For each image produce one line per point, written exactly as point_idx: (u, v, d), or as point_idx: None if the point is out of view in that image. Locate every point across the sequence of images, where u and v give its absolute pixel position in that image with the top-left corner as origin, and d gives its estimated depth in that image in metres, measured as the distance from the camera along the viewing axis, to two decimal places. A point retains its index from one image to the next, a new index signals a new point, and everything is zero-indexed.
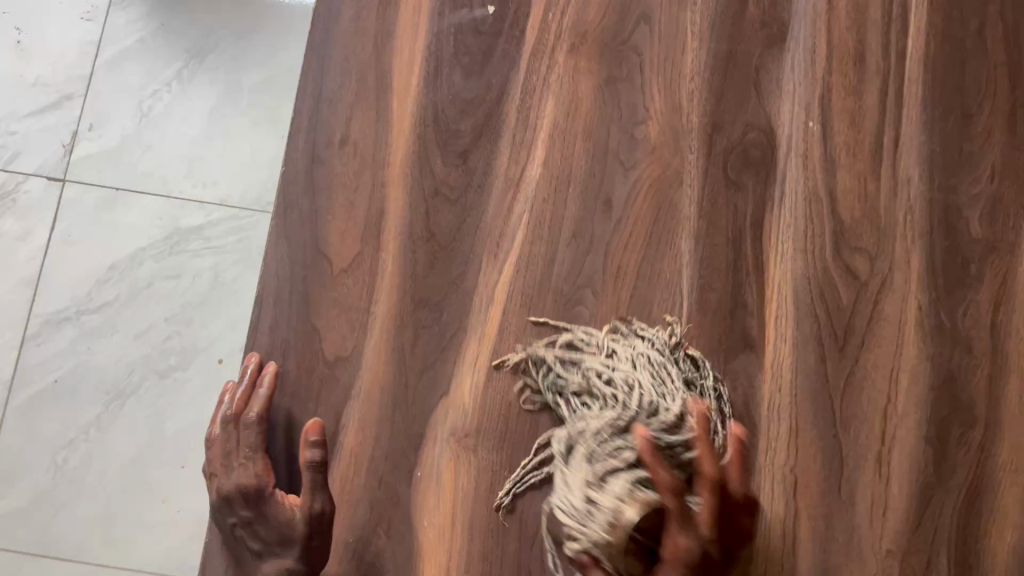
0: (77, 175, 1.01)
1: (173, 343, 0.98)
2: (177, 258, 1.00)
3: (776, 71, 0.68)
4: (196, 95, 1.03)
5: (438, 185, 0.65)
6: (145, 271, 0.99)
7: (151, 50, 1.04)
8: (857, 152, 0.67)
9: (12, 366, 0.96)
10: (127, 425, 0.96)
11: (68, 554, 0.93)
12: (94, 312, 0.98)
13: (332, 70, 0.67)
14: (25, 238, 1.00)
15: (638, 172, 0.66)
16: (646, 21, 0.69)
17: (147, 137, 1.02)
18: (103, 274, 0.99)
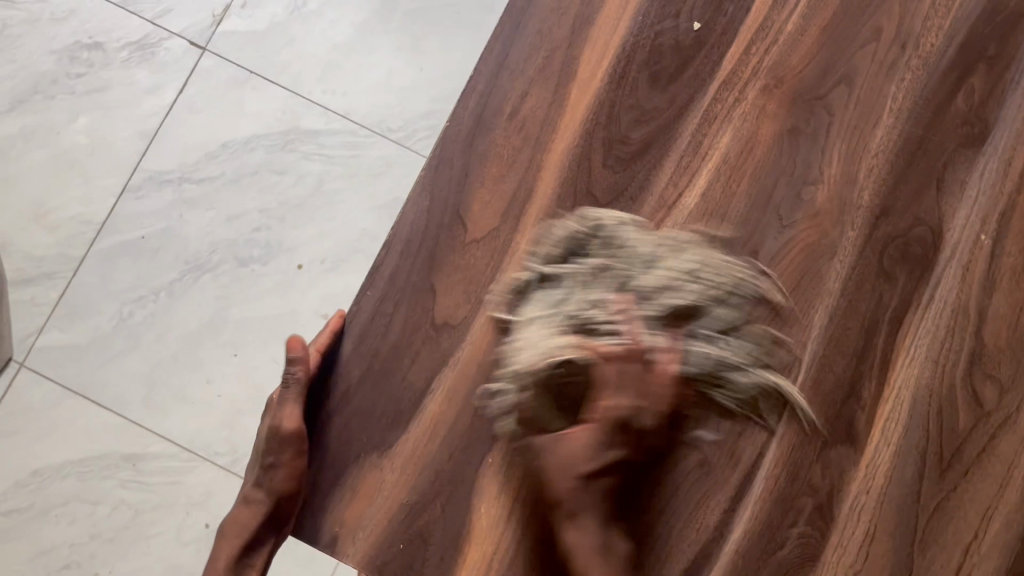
0: (219, 48, 1.03)
1: (259, 236, 0.99)
2: (286, 153, 1.01)
3: (963, 173, 0.65)
4: (350, 2, 1.04)
5: (592, 187, 0.64)
6: (255, 158, 1.01)
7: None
8: (1021, 279, 0.64)
9: (108, 212, 1.00)
10: (198, 300, 0.98)
11: (107, 403, 0.96)
12: (196, 183, 1.01)
13: (522, 40, 0.66)
14: (153, 92, 1.03)
15: (792, 232, 0.64)
16: (847, 82, 0.66)
17: (293, 31, 1.03)
18: (215, 149, 1.01)
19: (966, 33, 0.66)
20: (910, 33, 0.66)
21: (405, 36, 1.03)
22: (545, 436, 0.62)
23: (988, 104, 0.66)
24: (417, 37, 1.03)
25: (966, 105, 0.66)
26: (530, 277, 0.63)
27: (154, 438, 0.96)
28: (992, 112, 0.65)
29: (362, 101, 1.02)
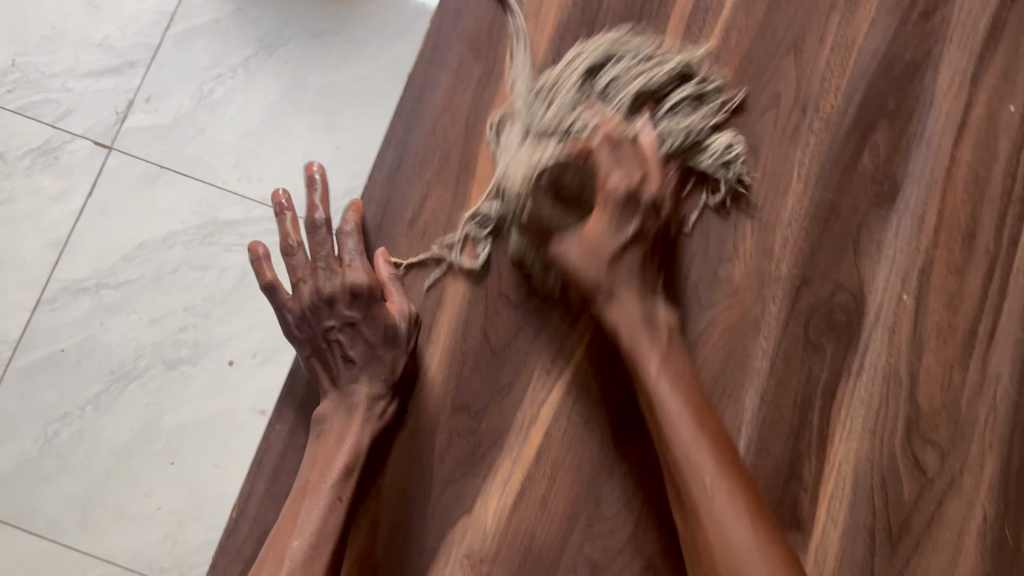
0: (124, 146, 0.94)
1: (186, 336, 0.91)
2: (209, 249, 0.92)
3: (878, 233, 0.63)
4: (258, 84, 0.95)
5: (504, 288, 0.62)
6: (175, 256, 0.92)
7: (249, 18, 0.95)
8: (948, 337, 0.62)
9: (25, 324, 0.92)
10: (127, 410, 0.90)
11: (41, 530, 0.89)
12: (115, 289, 0.92)
13: (415, 141, 0.63)
14: (60, 199, 0.94)
15: (713, 313, 0.62)
16: (751, 151, 0.64)
17: (202, 120, 0.94)
18: (131, 250, 0.93)
19: (864, 90, 0.65)
20: (809, 96, 0.65)
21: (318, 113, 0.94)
22: (479, 559, 0.59)
23: (894, 160, 0.65)
24: (330, 114, 0.94)
25: (873, 162, 0.64)
26: (448, 392, 0.61)
27: (94, 561, 0.88)
28: (899, 168, 0.64)
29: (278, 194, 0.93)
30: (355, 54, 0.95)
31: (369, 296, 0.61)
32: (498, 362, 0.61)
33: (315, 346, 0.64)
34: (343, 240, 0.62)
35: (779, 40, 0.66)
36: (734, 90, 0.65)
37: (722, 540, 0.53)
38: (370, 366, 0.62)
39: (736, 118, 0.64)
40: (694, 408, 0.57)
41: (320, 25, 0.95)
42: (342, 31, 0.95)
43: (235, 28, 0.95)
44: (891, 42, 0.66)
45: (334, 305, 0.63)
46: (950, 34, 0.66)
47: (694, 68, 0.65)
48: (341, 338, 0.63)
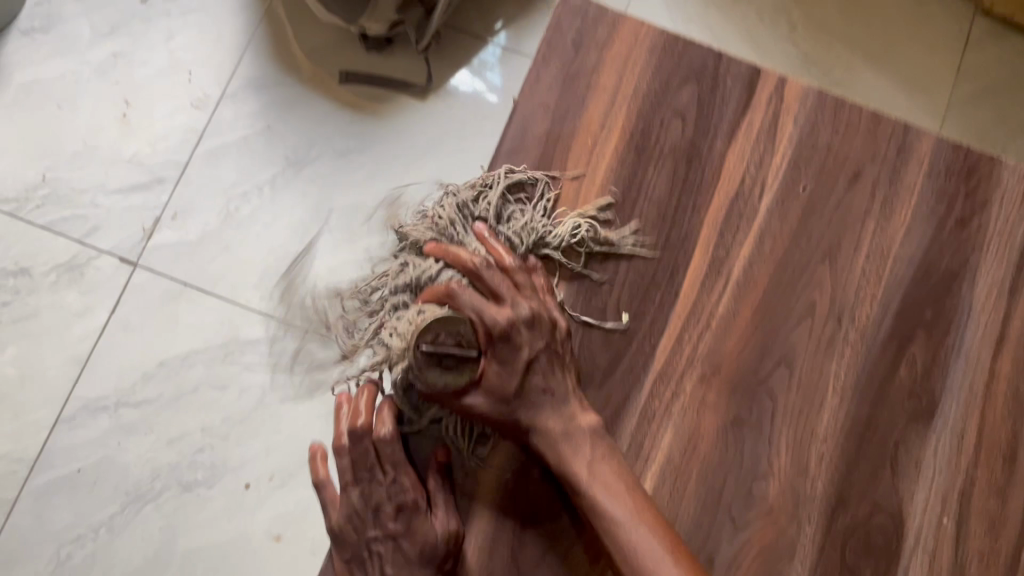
0: (149, 262, 1.12)
1: (202, 456, 1.07)
2: (228, 367, 1.09)
3: (916, 451, 0.62)
4: (284, 206, 1.13)
5: (532, 504, 0.61)
6: (197, 372, 1.09)
7: (278, 137, 1.15)
8: (990, 563, 0.60)
9: (40, 447, 1.08)
10: (141, 533, 1.06)
11: None
12: (133, 407, 1.08)
13: None
14: (83, 314, 1.11)
15: (747, 534, 0.60)
16: (786, 363, 0.63)
17: (227, 238, 1.12)
18: (152, 370, 1.09)
19: (900, 300, 0.64)
20: (844, 305, 0.64)
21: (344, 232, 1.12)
22: None
23: (931, 374, 0.63)
24: (355, 234, 1.12)
25: (911, 376, 0.63)
26: None
27: None
28: (937, 382, 0.63)
29: (292, 305, 1.10)
30: (372, 170, 1.14)
31: (412, 509, 0.60)
32: None
33: (357, 559, 0.61)
34: (386, 450, 0.61)
35: (813, 246, 0.65)
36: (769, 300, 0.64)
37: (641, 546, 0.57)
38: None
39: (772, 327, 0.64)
40: (594, 427, 0.61)
41: (346, 146, 1.15)
42: (366, 151, 1.15)
43: (264, 146, 1.14)
44: (928, 250, 0.65)
45: (379, 513, 0.60)
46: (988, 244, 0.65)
47: (728, 274, 0.64)
48: (382, 551, 0.60)
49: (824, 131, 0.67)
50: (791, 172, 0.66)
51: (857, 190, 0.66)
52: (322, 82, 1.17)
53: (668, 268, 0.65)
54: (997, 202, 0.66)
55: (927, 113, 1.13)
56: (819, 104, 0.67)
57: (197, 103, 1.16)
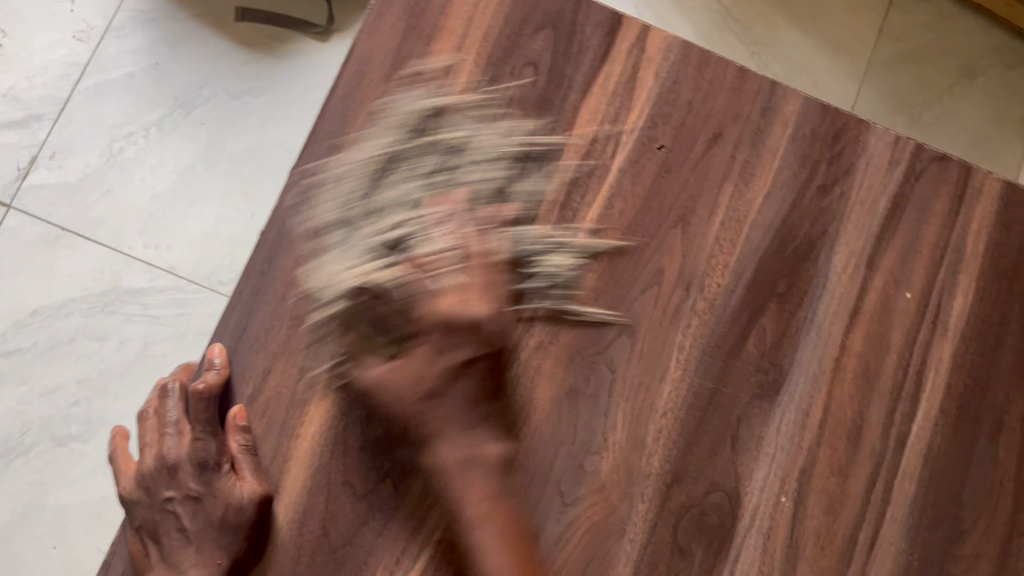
0: (23, 204, 1.02)
1: (78, 410, 0.98)
2: (109, 318, 1.00)
3: (759, 427, 0.59)
4: (172, 149, 1.04)
5: (349, 477, 0.56)
6: (74, 323, 1.00)
7: (168, 78, 1.06)
8: (825, 545, 0.58)
9: None
10: (10, 487, 0.96)
11: None
12: (4, 357, 0.98)
13: (263, 306, 0.58)
14: None
15: (576, 511, 0.57)
16: (629, 332, 0.60)
17: (109, 180, 1.03)
18: (26, 318, 0.99)
19: (753, 271, 0.61)
20: (694, 274, 0.61)
21: (232, 179, 1.04)
22: None
23: (781, 347, 0.60)
24: (245, 180, 1.04)
25: (759, 349, 0.60)
26: None
27: None
28: (786, 356, 0.60)
29: (184, 251, 1.02)
30: (262, 117, 1.06)
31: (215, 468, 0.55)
32: (336, 562, 0.55)
33: (148, 516, 0.56)
34: (197, 404, 0.56)
35: (665, 209, 0.62)
36: (625, 265, 0.61)
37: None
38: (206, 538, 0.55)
39: (620, 288, 0.60)
40: None
41: (239, 89, 1.06)
42: (260, 95, 1.06)
43: (152, 86, 1.05)
44: (786, 216, 0.62)
45: (177, 473, 0.56)
46: (865, 218, 0.63)
47: (573, 237, 0.61)
48: (179, 511, 0.55)
49: (686, 88, 0.63)
50: (648, 129, 0.62)
51: (717, 152, 0.62)
52: (215, 20, 1.08)
53: (511, 227, 0.60)
54: (861, 169, 0.63)
55: (846, 78, 1.09)
56: (683, 57, 0.63)
57: (80, 36, 1.06)
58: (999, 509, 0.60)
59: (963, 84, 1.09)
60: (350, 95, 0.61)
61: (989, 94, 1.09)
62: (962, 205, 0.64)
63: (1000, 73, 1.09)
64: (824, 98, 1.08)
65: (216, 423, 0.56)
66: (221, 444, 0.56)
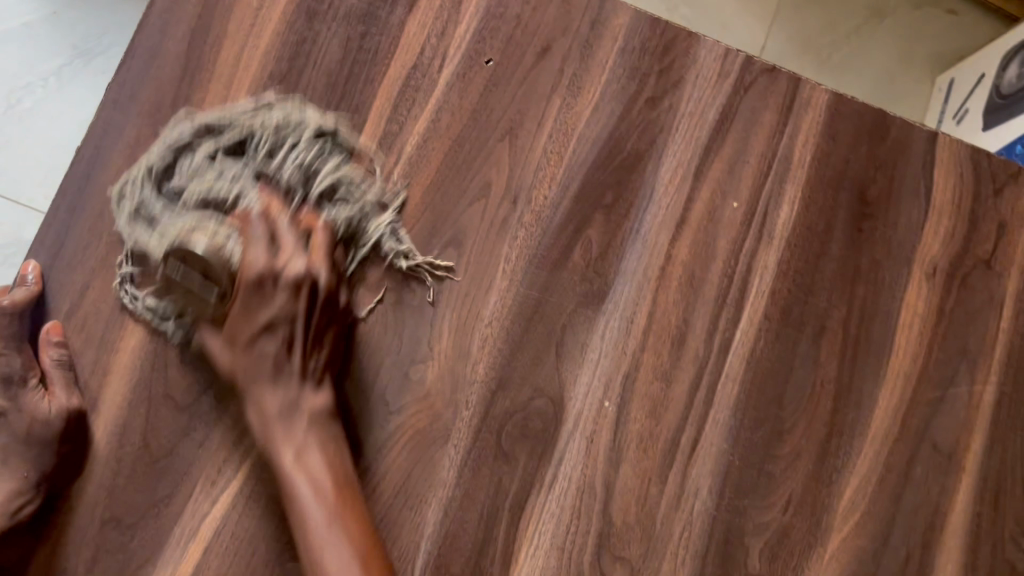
0: None
1: None
2: (7, 270, 0.85)
3: (583, 334, 0.60)
4: (73, 98, 0.90)
5: (169, 389, 0.57)
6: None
7: (67, 25, 0.91)
8: (649, 447, 0.60)
9: None
10: None
11: None
12: None
13: (81, 224, 0.58)
14: None
15: (401, 419, 0.58)
16: (456, 244, 0.61)
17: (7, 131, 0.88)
18: None
19: (580, 182, 0.62)
20: (521, 185, 0.61)
21: None
22: None
23: (607, 256, 0.61)
24: None
25: (585, 259, 0.61)
26: (98, 501, 0.55)
27: None
28: (612, 265, 0.61)
29: None
30: None
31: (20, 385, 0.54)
32: (157, 473, 0.56)
33: None
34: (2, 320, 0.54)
35: (493, 123, 0.62)
36: (453, 178, 0.61)
37: (306, 534, 0.52)
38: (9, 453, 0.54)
39: (448, 200, 0.61)
40: None
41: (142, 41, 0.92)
42: None
43: (51, 33, 0.91)
44: (614, 127, 0.63)
45: None
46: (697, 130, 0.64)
47: (400, 150, 0.61)
48: None
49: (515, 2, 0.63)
50: (476, 43, 0.63)
51: (544, 66, 0.63)
52: None
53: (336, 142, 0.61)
54: (690, 82, 0.64)
55: (754, 20, 1.01)
56: None
57: None
58: (818, 409, 0.62)
59: (870, 25, 1.03)
60: (170, 11, 0.60)
61: (894, 34, 1.03)
62: (791, 115, 0.64)
63: (906, 15, 1.03)
64: (728, 39, 1.00)
65: (23, 339, 0.55)
66: (30, 360, 0.55)
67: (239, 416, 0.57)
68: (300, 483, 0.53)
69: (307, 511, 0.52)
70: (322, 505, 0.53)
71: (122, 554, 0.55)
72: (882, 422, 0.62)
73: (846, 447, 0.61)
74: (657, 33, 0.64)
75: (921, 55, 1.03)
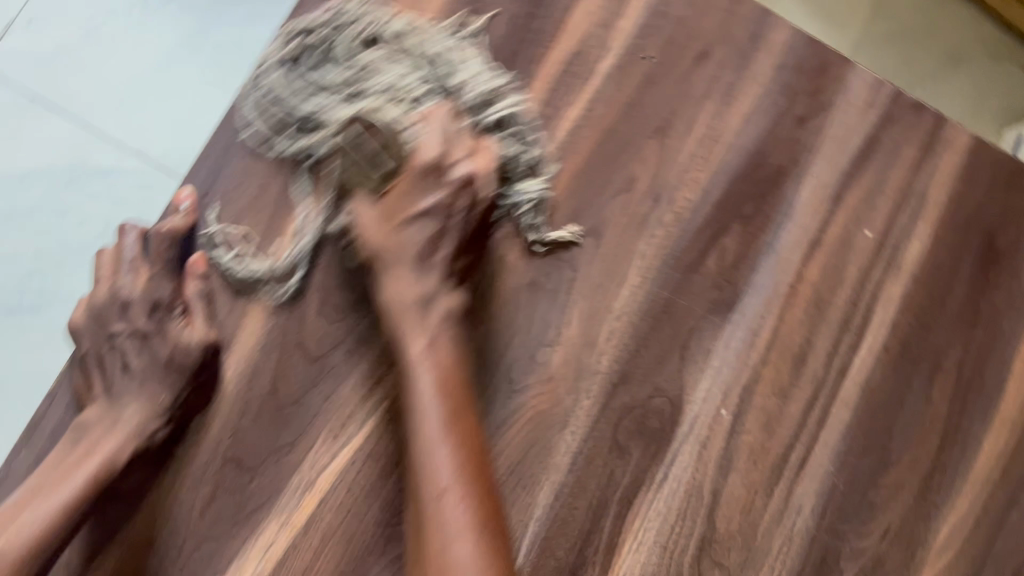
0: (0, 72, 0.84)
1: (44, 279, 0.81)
2: (70, 195, 0.82)
3: (708, 341, 0.61)
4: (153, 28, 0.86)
5: (302, 338, 0.57)
6: (35, 197, 0.82)
7: None
8: (759, 459, 0.60)
9: None
10: None
11: None
12: None
13: (234, 163, 0.58)
14: None
15: (523, 399, 0.59)
16: (595, 234, 0.61)
17: (89, 57, 0.85)
18: None
19: (722, 190, 0.62)
20: (666, 185, 0.62)
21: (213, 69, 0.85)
22: None
23: (740, 266, 0.62)
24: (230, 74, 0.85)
25: (718, 267, 0.62)
26: (222, 439, 0.56)
27: None
28: (744, 277, 0.62)
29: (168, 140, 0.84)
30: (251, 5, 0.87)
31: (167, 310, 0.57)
32: (282, 419, 0.56)
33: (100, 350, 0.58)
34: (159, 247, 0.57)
35: (645, 120, 0.62)
36: (600, 168, 0.61)
37: (420, 436, 0.52)
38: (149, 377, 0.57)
39: (593, 190, 0.61)
40: None
41: None
42: None
43: None
44: (760, 141, 0.63)
45: (129, 309, 0.58)
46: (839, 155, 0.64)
47: (553, 134, 0.61)
48: (126, 346, 0.58)
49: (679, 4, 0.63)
50: (638, 38, 0.63)
51: (700, 71, 0.63)
52: None
53: None
54: (837, 108, 0.64)
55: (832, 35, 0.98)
56: None
57: None
58: (926, 446, 0.62)
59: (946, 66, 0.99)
60: None
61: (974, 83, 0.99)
62: (933, 153, 0.65)
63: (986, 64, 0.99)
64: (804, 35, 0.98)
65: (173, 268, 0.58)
66: (178, 289, 0.58)
67: (368, 374, 0.57)
68: (423, 376, 0.53)
69: (423, 414, 0.52)
70: (436, 407, 0.53)
71: (241, 493, 0.55)
72: (986, 467, 0.62)
73: (947, 486, 0.62)
74: (814, 53, 0.64)
75: (1001, 108, 0.99)
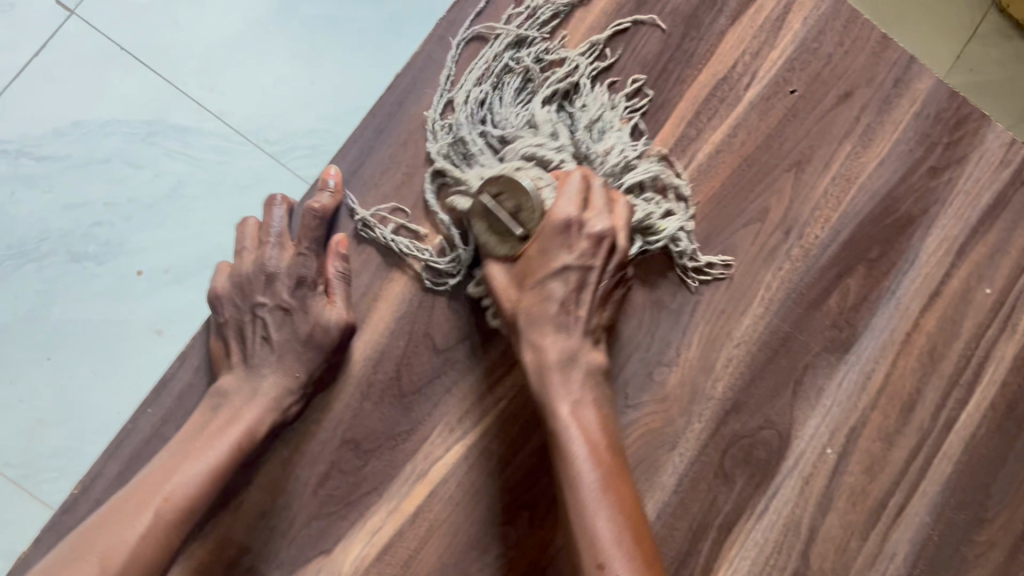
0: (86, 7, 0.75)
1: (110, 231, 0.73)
2: (148, 152, 0.75)
3: (822, 379, 0.61)
4: None
5: (430, 329, 0.58)
6: (112, 145, 0.75)
7: None
8: (858, 501, 0.61)
9: None
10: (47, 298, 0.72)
11: None
12: (36, 162, 0.74)
13: (381, 151, 0.59)
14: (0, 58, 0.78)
15: (637, 413, 0.60)
16: (723, 260, 0.61)
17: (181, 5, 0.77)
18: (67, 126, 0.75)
19: (852, 231, 0.62)
20: (797, 220, 0.62)
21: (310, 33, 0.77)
22: None
23: (860, 309, 0.62)
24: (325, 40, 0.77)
25: (839, 307, 0.62)
26: (343, 419, 0.57)
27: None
28: (863, 320, 0.62)
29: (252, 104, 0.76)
30: None
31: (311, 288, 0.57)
32: (403, 407, 0.57)
33: (236, 318, 0.57)
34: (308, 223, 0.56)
35: (784, 152, 0.62)
36: (734, 195, 0.62)
37: (577, 500, 0.49)
38: (285, 351, 0.56)
39: (725, 215, 0.62)
40: None
41: None
42: None
43: None
44: (894, 188, 0.62)
45: (274, 282, 0.57)
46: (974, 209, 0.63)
47: (692, 156, 0.62)
48: (267, 319, 0.57)
49: (830, 41, 0.63)
50: (786, 70, 0.63)
51: (845, 109, 0.63)
52: None
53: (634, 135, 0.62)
54: (973, 161, 0.63)
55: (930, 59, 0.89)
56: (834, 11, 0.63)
57: None
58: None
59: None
60: None
61: None
62: None
63: None
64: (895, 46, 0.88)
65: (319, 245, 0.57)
66: (321, 267, 0.57)
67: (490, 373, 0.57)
68: (575, 438, 0.51)
69: (580, 469, 0.50)
70: (595, 468, 0.50)
71: (357, 475, 0.56)
72: None
73: None
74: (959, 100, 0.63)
75: None
